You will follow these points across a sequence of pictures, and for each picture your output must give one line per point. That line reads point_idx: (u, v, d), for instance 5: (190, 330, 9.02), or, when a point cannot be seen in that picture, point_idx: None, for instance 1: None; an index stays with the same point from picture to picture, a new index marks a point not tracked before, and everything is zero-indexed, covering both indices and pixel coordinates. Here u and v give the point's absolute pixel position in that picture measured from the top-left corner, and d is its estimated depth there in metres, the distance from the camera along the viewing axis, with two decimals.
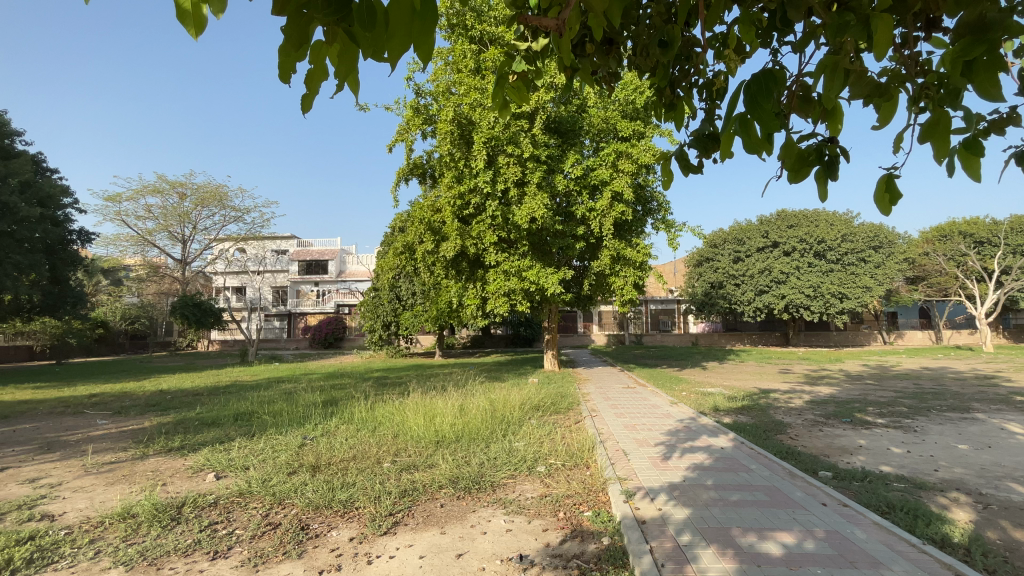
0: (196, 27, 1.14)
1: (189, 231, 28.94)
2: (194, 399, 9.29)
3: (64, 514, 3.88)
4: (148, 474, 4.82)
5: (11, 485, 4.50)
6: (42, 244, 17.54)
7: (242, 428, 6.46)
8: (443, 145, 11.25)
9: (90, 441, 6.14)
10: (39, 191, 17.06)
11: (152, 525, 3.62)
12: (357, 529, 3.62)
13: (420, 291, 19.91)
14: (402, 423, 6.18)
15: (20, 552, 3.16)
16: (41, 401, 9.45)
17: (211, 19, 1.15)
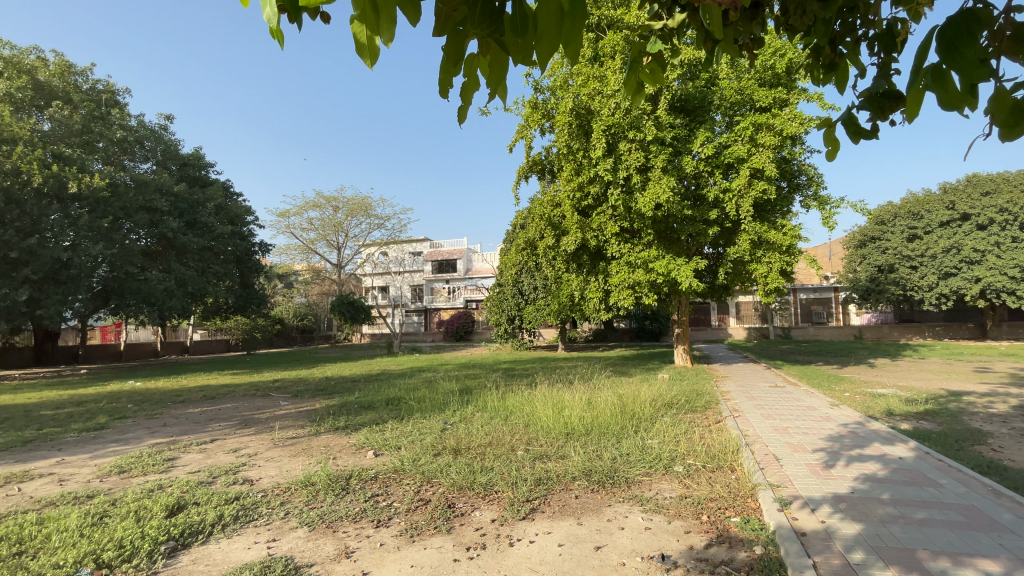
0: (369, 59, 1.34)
1: (342, 239, 32.96)
2: (353, 385, 10.63)
3: (260, 479, 4.71)
4: (321, 449, 5.62)
5: (222, 453, 5.59)
6: (234, 255, 21.37)
7: (392, 412, 7.20)
8: (561, 138, 11.27)
9: (276, 418, 7.36)
10: (230, 213, 20.79)
11: (327, 493, 4.23)
12: (498, 511, 3.81)
13: (543, 285, 20.26)
14: (532, 414, 6.34)
15: (230, 510, 3.92)
16: (239, 385, 11.57)
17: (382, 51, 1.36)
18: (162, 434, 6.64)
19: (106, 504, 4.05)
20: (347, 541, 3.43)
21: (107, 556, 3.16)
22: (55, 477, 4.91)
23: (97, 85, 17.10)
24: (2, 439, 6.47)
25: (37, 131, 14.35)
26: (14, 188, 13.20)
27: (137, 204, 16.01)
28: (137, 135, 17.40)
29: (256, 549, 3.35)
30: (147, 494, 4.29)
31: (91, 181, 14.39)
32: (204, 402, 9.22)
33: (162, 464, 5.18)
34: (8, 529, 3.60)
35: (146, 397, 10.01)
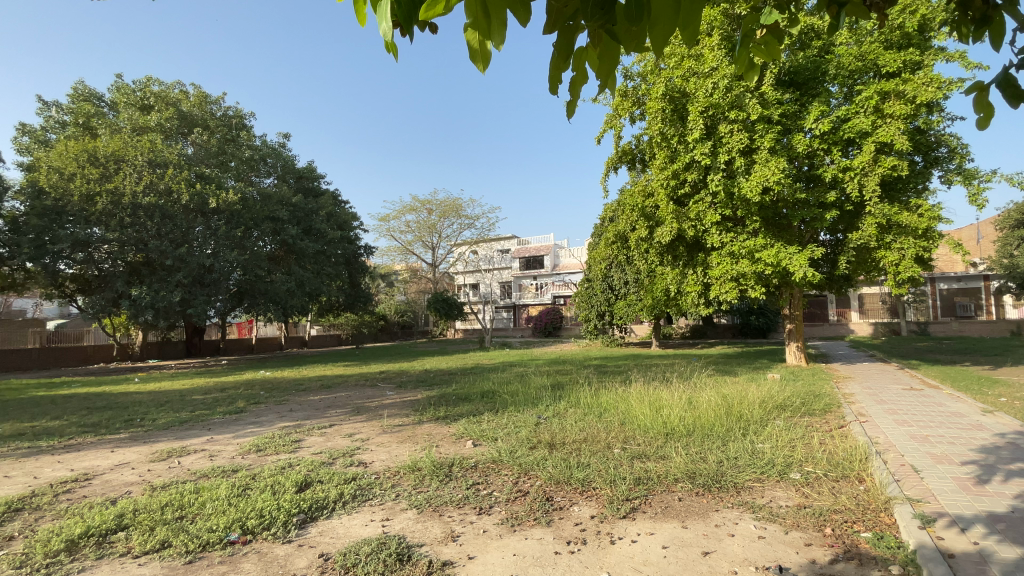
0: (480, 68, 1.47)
1: (436, 240, 34.58)
2: (450, 378, 11.14)
3: (372, 462, 5.11)
4: (424, 436, 5.97)
5: (339, 437, 6.14)
6: (343, 258, 23.31)
7: (488, 405, 7.44)
8: (655, 124, 10.86)
9: (383, 407, 7.94)
10: (339, 218, 22.72)
11: (433, 478, 4.48)
12: (598, 508, 3.78)
13: (634, 279, 19.67)
14: (628, 411, 6.20)
15: (348, 489, 4.29)
16: (350, 376, 12.64)
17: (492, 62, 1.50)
18: (289, 418, 7.47)
19: (247, 478, 4.64)
20: (453, 525, 3.61)
21: (250, 523, 3.62)
22: (207, 452, 5.72)
23: (229, 111, 19.57)
24: (167, 419, 7.67)
25: (183, 154, 16.88)
26: (168, 205, 15.54)
27: (262, 215, 18.08)
28: (261, 153, 19.70)
29: (372, 527, 3.64)
30: (280, 470, 4.85)
31: (226, 196, 16.54)
32: (322, 391, 10.21)
33: (291, 445, 5.82)
34: (175, 495, 4.26)
35: (274, 385, 11.31)
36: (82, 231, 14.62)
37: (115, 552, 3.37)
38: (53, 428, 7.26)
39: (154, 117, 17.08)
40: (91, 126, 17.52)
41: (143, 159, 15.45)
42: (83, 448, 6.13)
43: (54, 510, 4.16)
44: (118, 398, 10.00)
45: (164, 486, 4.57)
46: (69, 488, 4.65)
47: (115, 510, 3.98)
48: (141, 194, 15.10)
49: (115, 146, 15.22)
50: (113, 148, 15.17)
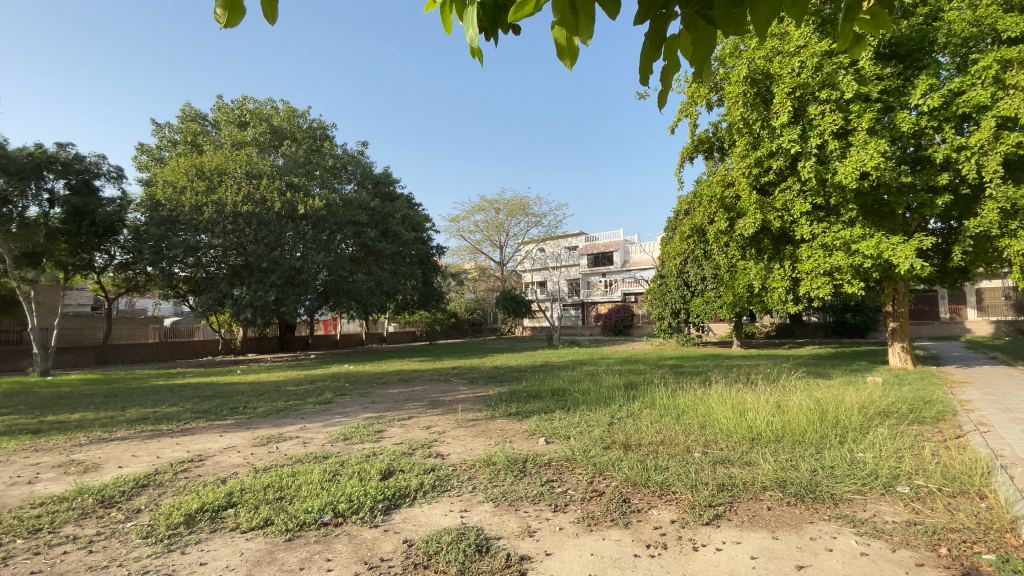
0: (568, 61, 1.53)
1: (504, 239, 35.04)
2: (520, 375, 11.26)
3: (449, 454, 5.29)
4: (498, 432, 6.08)
5: (418, 429, 6.42)
6: (417, 258, 24.29)
7: (559, 402, 7.44)
8: (736, 109, 10.31)
9: (457, 401, 8.19)
10: (413, 220, 23.70)
11: (508, 473, 4.55)
12: (679, 513, 3.66)
13: (713, 275, 18.74)
14: (708, 414, 5.94)
15: (428, 479, 4.47)
16: (425, 371, 13.16)
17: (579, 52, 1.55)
18: (371, 409, 7.92)
19: (336, 465, 4.98)
20: (529, 521, 3.65)
21: (340, 507, 3.88)
22: (300, 439, 6.20)
23: (314, 123, 21.04)
24: (265, 407, 8.41)
25: (275, 165, 18.41)
26: (264, 212, 17.02)
27: (344, 219, 19.29)
28: (342, 161, 20.99)
29: (452, 517, 3.76)
30: (365, 459, 5.15)
31: (313, 203, 17.84)
32: (400, 385, 10.73)
33: (374, 434, 6.18)
34: (274, 477, 4.67)
35: (357, 378, 12.05)
36: (193, 238, 16.38)
37: (227, 527, 3.75)
38: (172, 413, 8.21)
39: (250, 132, 18.78)
40: (198, 143, 19.58)
41: (242, 171, 17.05)
42: (196, 432, 6.88)
43: (175, 486, 4.70)
44: (224, 388, 11.10)
45: (264, 469, 5.02)
46: (186, 468, 5.23)
47: (225, 489, 4.43)
48: (240, 204, 16.67)
49: (218, 161, 16.90)
50: (216, 162, 16.84)
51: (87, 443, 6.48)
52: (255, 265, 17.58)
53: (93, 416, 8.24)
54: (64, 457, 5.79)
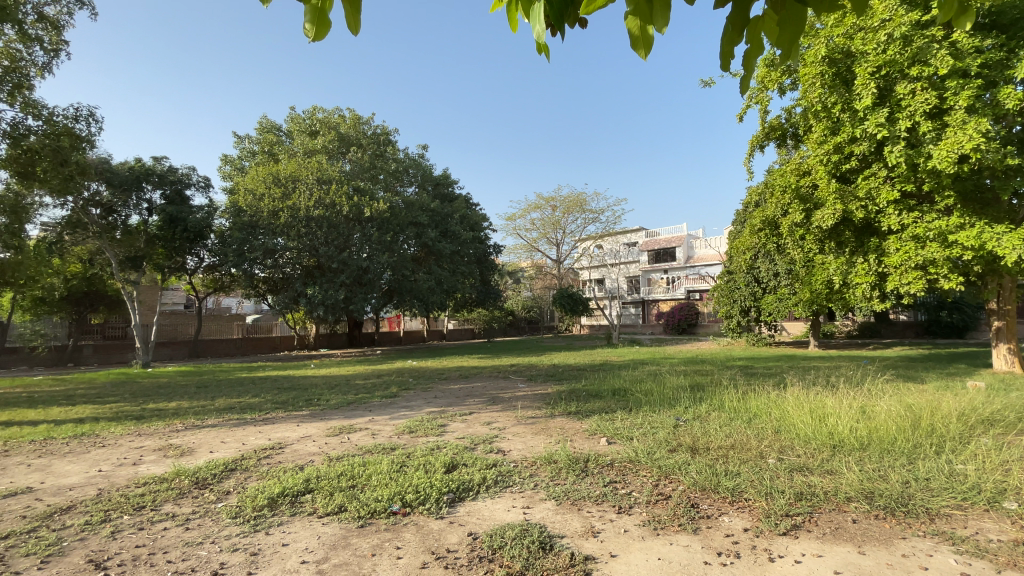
0: (642, 49, 1.54)
1: (561, 236, 34.88)
2: (580, 373, 11.16)
3: (510, 451, 5.34)
4: (558, 430, 6.06)
5: (479, 425, 6.53)
6: (475, 257, 24.70)
7: (621, 402, 7.30)
8: (812, 91, 9.73)
9: (516, 398, 8.26)
10: (471, 220, 24.10)
11: (569, 472, 4.53)
12: (751, 521, 3.48)
13: (786, 270, 17.60)
14: (783, 418, 5.60)
15: (490, 475, 4.54)
16: (485, 367, 13.36)
17: (653, 39, 1.57)
18: (434, 404, 8.16)
19: (402, 456, 5.17)
20: (593, 521, 3.61)
21: (408, 497, 4.03)
22: (369, 431, 6.49)
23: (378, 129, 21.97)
24: (336, 400, 8.90)
25: (343, 171, 19.43)
26: (333, 216, 18.03)
27: (406, 221, 20.02)
28: (404, 164, 21.75)
29: (515, 513, 3.80)
30: (430, 452, 5.32)
31: (377, 206, 18.65)
32: (460, 380, 10.97)
33: (437, 428, 6.36)
34: (346, 466, 4.92)
35: (420, 374, 12.47)
36: (270, 241, 17.61)
37: (305, 512, 4.00)
38: (254, 403, 8.88)
39: (320, 140, 19.95)
40: (274, 153, 21.02)
41: (313, 178, 18.17)
42: (276, 422, 7.40)
43: (258, 471, 5.09)
44: (299, 381, 11.87)
45: (337, 458, 5.31)
46: (267, 455, 5.64)
47: (303, 475, 4.73)
48: (312, 208, 17.74)
49: (292, 168, 18.08)
50: (290, 170, 18.02)
51: (183, 429, 7.15)
52: (326, 266, 18.59)
53: (187, 404, 9.09)
54: (165, 441, 6.43)
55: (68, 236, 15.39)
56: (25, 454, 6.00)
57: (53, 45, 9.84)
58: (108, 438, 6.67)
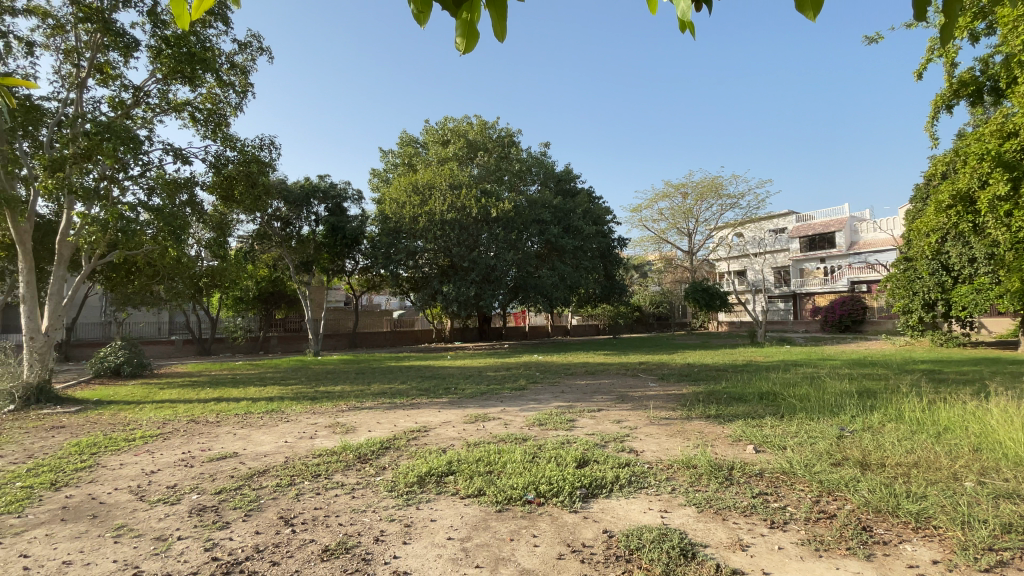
0: (811, 9, 1.44)
1: (693, 225, 32.75)
2: (719, 374, 10.36)
3: (644, 451, 5.17)
4: (696, 433, 5.72)
5: (609, 422, 6.43)
6: (599, 251, 24.28)
7: (769, 407, 6.63)
8: (1014, 37, 7.95)
9: (648, 398, 7.97)
10: (593, 214, 23.62)
11: (711, 479, 4.24)
12: (941, 552, 2.93)
13: (988, 255, 14.35)
14: (986, 434, 4.60)
15: (624, 474, 4.43)
16: (614, 364, 13.09)
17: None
18: (562, 399, 8.24)
19: (535, 448, 5.31)
20: (739, 533, 3.33)
21: (542, 488, 4.13)
22: (502, 421, 6.79)
23: (502, 132, 22.83)
24: (471, 389, 9.49)
25: (471, 176, 20.68)
26: (463, 218, 19.27)
27: (530, 219, 20.58)
28: (527, 164, 22.33)
29: (651, 515, 3.68)
30: (561, 445, 5.39)
31: (503, 206, 19.51)
32: (589, 377, 10.91)
33: (567, 423, 6.41)
34: (484, 453, 5.20)
35: (549, 368, 12.67)
36: (411, 243, 19.32)
37: (449, 492, 4.33)
38: (401, 390, 9.87)
39: (452, 149, 21.51)
40: (412, 163, 23.15)
41: (446, 184, 19.61)
42: (420, 407, 8.12)
43: (407, 451, 5.64)
44: (439, 372, 12.85)
45: (474, 444, 5.64)
46: (414, 437, 6.21)
47: (445, 458, 5.12)
48: (446, 212, 19.15)
49: (428, 177, 19.72)
50: (426, 178, 19.68)
51: (346, 409, 8.22)
52: (459, 265, 19.85)
53: (348, 389, 10.43)
54: (333, 419, 7.45)
55: (258, 245, 18.71)
56: (233, 424, 7.43)
57: (241, 87, 11.88)
58: (291, 414, 7.94)
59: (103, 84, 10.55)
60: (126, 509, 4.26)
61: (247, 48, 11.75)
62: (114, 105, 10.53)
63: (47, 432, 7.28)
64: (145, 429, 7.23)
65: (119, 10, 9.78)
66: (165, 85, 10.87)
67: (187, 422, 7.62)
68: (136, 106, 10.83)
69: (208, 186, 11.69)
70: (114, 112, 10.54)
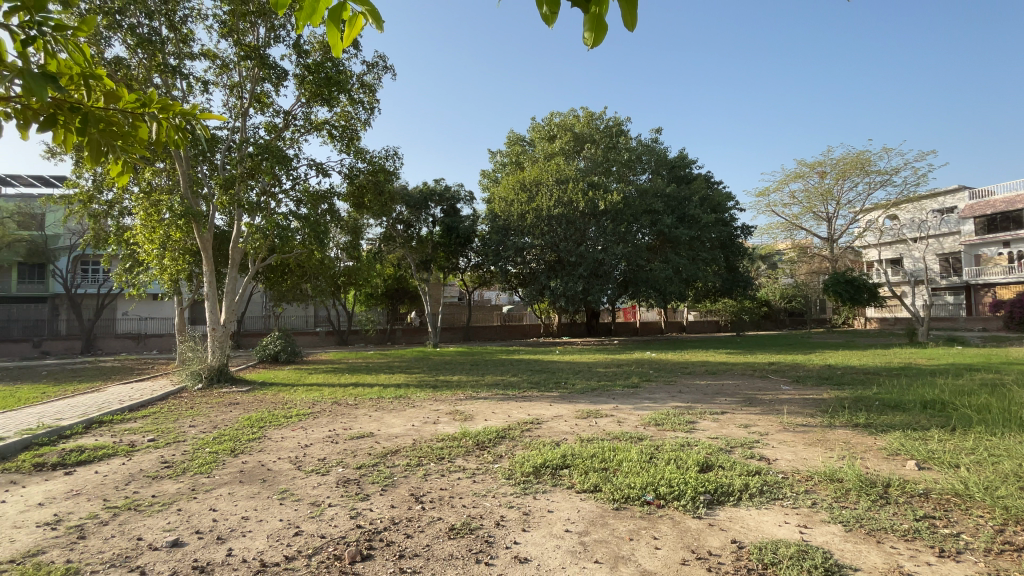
0: None
1: (833, 208, 29.06)
2: (867, 378, 9.11)
3: (777, 460, 4.74)
4: (841, 444, 5.09)
5: (734, 426, 5.99)
6: (719, 241, 22.69)
7: (936, 418, 5.67)
8: None
9: (780, 402, 7.27)
10: (712, 202, 22.16)
11: (860, 495, 3.75)
12: None
13: None
14: None
15: (754, 483, 4.10)
16: (739, 364, 12.16)
17: None
18: (681, 399, 7.85)
19: (652, 448, 5.14)
20: (898, 559, 2.91)
21: (662, 490, 4.00)
22: (616, 418, 6.69)
23: (610, 122, 22.31)
24: (582, 385, 9.46)
25: (579, 169, 20.55)
26: (571, 213, 19.25)
27: (641, 209, 19.92)
28: (637, 152, 21.58)
29: (788, 529, 3.36)
30: (681, 447, 5.14)
31: (611, 197, 19.02)
32: (709, 376, 10.29)
33: (687, 425, 6.10)
34: (598, 449, 5.17)
35: (666, 366, 12.16)
36: (520, 240, 19.83)
37: (565, 485, 4.39)
38: (514, 382, 10.20)
39: (558, 143, 21.57)
40: (520, 160, 23.70)
41: (553, 179, 19.68)
42: (533, 400, 8.32)
43: (522, 441, 5.80)
44: (551, 366, 13.03)
45: (588, 439, 5.63)
46: (528, 428, 6.37)
47: (561, 450, 5.19)
48: (553, 207, 19.28)
49: (535, 173, 19.97)
50: (534, 174, 19.96)
51: (464, 398, 8.72)
52: (566, 260, 19.85)
53: (466, 379, 11.02)
54: (453, 407, 7.94)
55: (385, 247, 20.61)
56: (369, 406, 8.29)
57: (370, 104, 13.07)
58: (416, 400, 8.63)
59: (260, 111, 12.28)
60: (288, 476, 4.97)
61: (375, 67, 12.89)
62: (270, 129, 12.22)
63: (227, 407, 8.77)
64: (299, 408, 8.37)
65: (271, 46, 11.33)
66: (308, 108, 12.35)
67: (331, 403, 8.67)
68: (286, 128, 12.45)
69: (345, 195, 13.08)
70: (270, 135, 12.23)
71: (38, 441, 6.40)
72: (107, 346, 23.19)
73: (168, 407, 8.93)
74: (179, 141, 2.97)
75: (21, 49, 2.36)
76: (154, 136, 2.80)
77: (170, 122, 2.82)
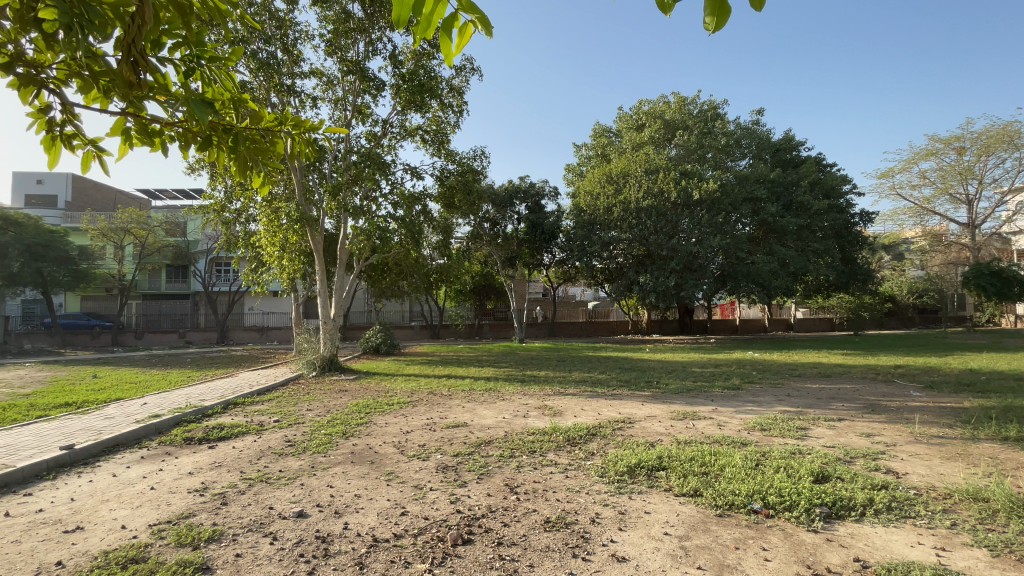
0: None
1: (976, 188, 25.05)
2: (1022, 384, 7.80)
3: (907, 474, 4.23)
4: (987, 459, 4.41)
5: (853, 435, 5.43)
6: (833, 230, 20.63)
7: None
8: None
9: (909, 410, 6.45)
10: (825, 186, 20.22)
11: (1012, 518, 3.26)
12: None
13: None
14: None
15: (881, 498, 3.70)
16: (856, 366, 10.98)
17: None
18: (788, 403, 7.27)
19: (757, 454, 4.82)
20: None
21: (771, 499, 3.74)
22: (715, 421, 6.36)
23: (703, 107, 21.11)
24: (675, 385, 9.10)
25: (670, 158, 19.70)
26: (661, 204, 18.50)
27: (740, 198, 18.65)
28: (735, 137, 20.23)
29: (921, 551, 3.00)
30: (790, 455, 4.77)
31: (706, 186, 17.99)
32: (821, 379, 9.41)
33: (797, 431, 5.64)
34: (697, 452, 4.95)
35: (769, 367, 11.33)
36: (606, 235, 19.51)
37: (662, 487, 4.26)
38: (603, 379, 10.09)
39: (647, 132, 20.82)
40: (606, 152, 23.19)
41: (642, 170, 19.04)
42: (624, 398, 8.17)
43: (614, 439, 5.73)
44: (640, 364, 12.69)
45: (685, 442, 5.42)
46: (620, 427, 6.27)
47: (656, 452, 5.04)
48: (642, 199, 18.68)
49: (623, 165, 19.49)
50: (621, 166, 19.47)
51: (552, 394, 8.79)
52: (656, 254, 19.13)
53: (553, 374, 11.10)
54: (542, 402, 8.03)
55: (472, 244, 21.26)
56: (462, 398, 8.67)
57: (459, 106, 13.56)
58: (506, 394, 8.86)
59: (362, 122, 13.25)
60: (392, 460, 5.36)
61: (463, 71, 13.36)
62: (370, 137, 13.13)
63: (337, 394, 9.65)
64: (399, 397, 8.97)
65: (370, 59, 12.17)
66: (403, 115, 13.07)
67: (427, 393, 9.19)
68: (383, 135, 13.32)
69: (437, 197, 13.69)
70: (370, 143, 13.16)
71: (187, 418, 7.50)
72: (237, 338, 26.43)
73: (289, 392, 10.04)
74: (307, 154, 3.29)
75: (184, 79, 2.79)
76: (287, 148, 3.15)
77: (301, 137, 3.17)
